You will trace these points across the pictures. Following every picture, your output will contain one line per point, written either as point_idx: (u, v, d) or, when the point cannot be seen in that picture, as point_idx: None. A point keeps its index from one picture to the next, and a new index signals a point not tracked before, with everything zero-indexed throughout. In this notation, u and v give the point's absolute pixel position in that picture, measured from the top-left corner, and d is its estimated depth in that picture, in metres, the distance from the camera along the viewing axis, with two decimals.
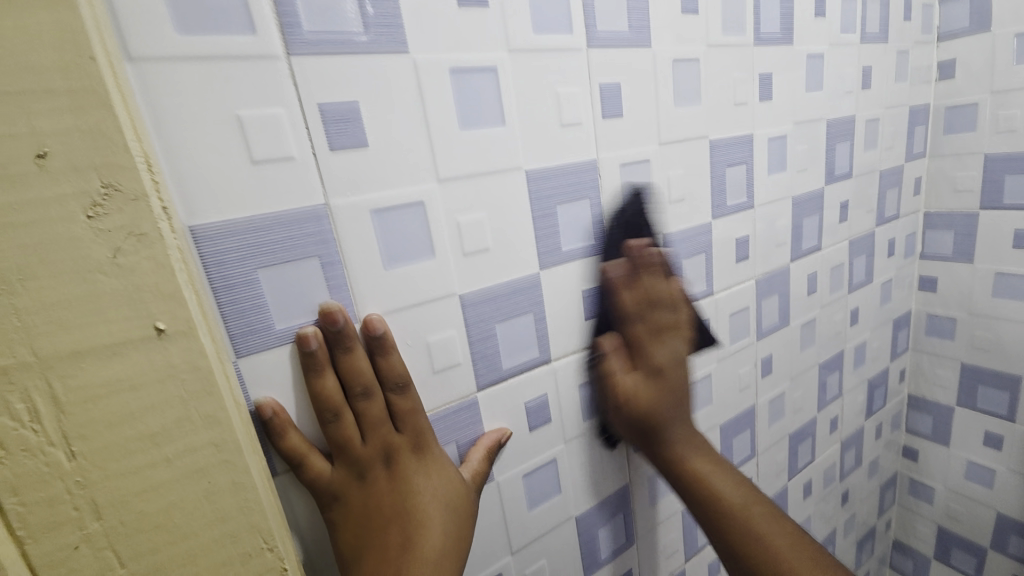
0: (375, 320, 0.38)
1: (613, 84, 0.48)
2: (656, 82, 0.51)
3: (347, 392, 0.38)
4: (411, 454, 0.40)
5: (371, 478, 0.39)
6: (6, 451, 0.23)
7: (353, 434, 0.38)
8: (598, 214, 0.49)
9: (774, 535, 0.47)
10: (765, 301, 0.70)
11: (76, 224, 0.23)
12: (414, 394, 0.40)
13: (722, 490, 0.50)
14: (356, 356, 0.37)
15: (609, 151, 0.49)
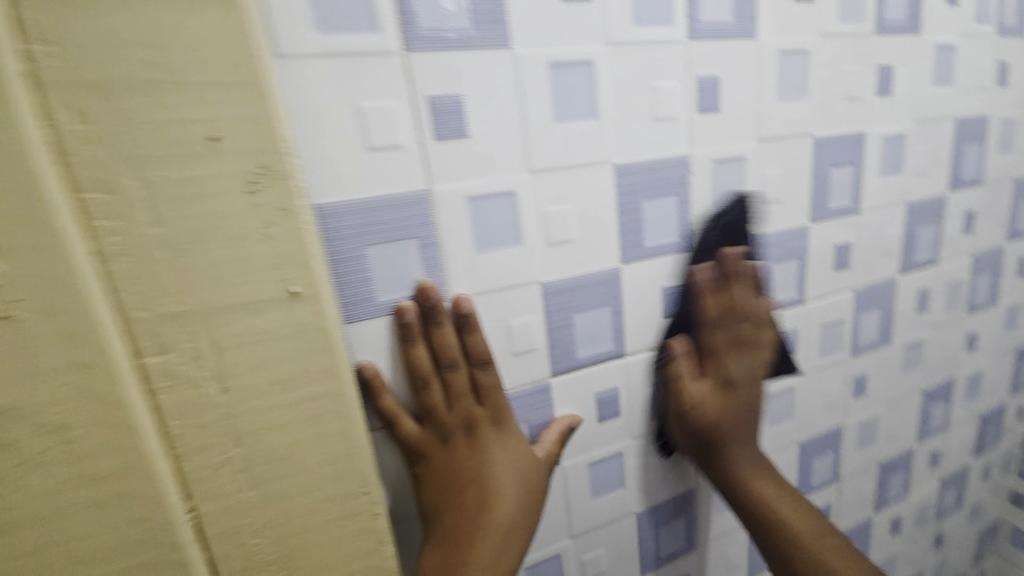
0: (464, 299, 0.40)
1: (711, 78, 0.46)
2: (759, 75, 0.49)
3: (436, 362, 0.41)
4: (490, 426, 0.42)
5: (454, 442, 0.42)
6: (176, 379, 0.28)
7: (439, 403, 0.41)
8: (686, 211, 0.48)
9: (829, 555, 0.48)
10: (864, 315, 0.64)
11: (238, 197, 0.27)
12: (496, 369, 0.42)
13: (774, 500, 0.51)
14: (445, 331, 0.40)
15: (702, 147, 0.47)
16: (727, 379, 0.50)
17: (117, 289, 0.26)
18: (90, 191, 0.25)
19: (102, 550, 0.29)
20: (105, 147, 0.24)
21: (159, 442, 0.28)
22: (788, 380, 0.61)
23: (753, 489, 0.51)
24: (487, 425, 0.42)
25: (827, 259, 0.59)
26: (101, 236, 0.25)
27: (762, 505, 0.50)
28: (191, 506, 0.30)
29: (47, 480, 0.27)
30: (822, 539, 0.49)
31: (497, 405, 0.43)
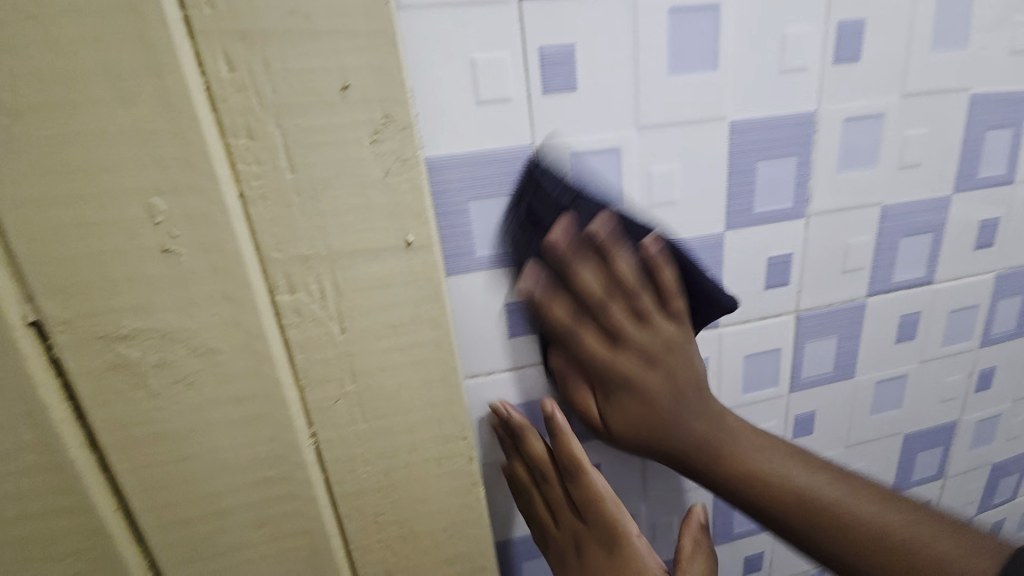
0: (544, 404, 0.40)
1: (855, 20, 0.40)
2: (913, 17, 0.42)
3: (534, 476, 0.43)
4: (602, 551, 0.39)
5: (568, 560, 0.41)
6: (304, 317, 0.30)
7: (547, 518, 0.42)
8: (805, 175, 0.43)
9: (820, 488, 0.37)
10: (1003, 303, 0.56)
11: (363, 146, 0.28)
12: (590, 482, 0.39)
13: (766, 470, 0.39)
14: (533, 440, 0.41)
15: (833, 103, 0.42)
16: (643, 339, 0.39)
17: (257, 230, 0.28)
18: (236, 137, 0.26)
19: (241, 461, 0.31)
20: (251, 94, 0.26)
21: (288, 372, 0.31)
22: (900, 368, 0.55)
23: (743, 474, 0.39)
24: (596, 542, 0.40)
25: (968, 236, 0.51)
26: (245, 179, 0.27)
27: (759, 478, 0.38)
28: (313, 432, 0.33)
29: (202, 395, 0.29)
30: (841, 483, 0.38)
31: (607, 529, 0.39)
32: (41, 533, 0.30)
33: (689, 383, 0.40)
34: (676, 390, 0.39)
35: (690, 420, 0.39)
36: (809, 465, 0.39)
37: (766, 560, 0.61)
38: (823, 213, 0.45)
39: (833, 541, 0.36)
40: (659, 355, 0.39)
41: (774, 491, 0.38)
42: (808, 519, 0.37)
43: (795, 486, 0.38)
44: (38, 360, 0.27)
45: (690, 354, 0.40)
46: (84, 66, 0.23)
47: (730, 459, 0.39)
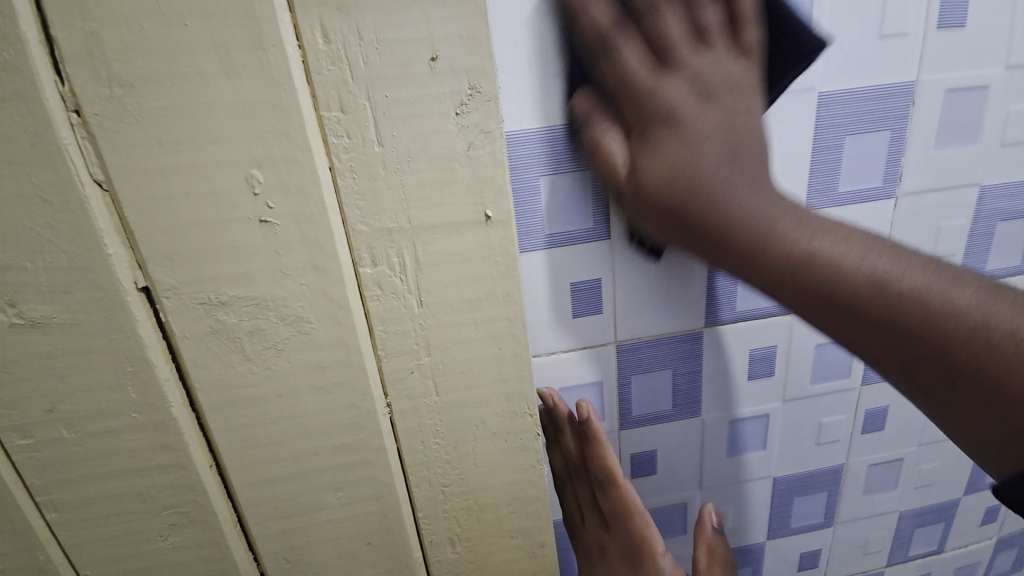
0: (583, 406, 0.42)
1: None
2: None
3: (569, 472, 0.45)
4: (624, 559, 0.42)
5: (592, 561, 0.44)
6: (384, 289, 0.31)
7: (575, 513, 0.45)
8: (897, 152, 0.40)
9: (909, 279, 0.26)
10: None
11: (448, 119, 0.28)
12: (620, 496, 0.41)
13: (831, 270, 0.27)
14: (568, 438, 0.44)
15: (933, 73, 0.39)
16: (670, 80, 0.30)
17: (344, 203, 0.29)
18: (329, 110, 0.27)
19: (322, 426, 0.32)
20: (345, 68, 0.26)
21: (367, 342, 0.32)
22: None
23: (791, 249, 0.28)
24: (621, 553, 0.42)
25: None
26: (335, 152, 0.28)
27: (812, 288, 0.27)
28: (388, 402, 0.33)
29: (289, 361, 0.30)
30: (930, 278, 0.26)
31: (629, 537, 0.42)
32: (143, 484, 0.32)
33: (710, 131, 0.30)
34: (683, 143, 0.30)
35: (705, 219, 0.29)
36: (863, 253, 0.27)
37: (824, 557, 0.59)
38: (914, 194, 0.42)
39: (934, 398, 0.26)
40: (677, 103, 0.30)
41: (850, 288, 0.26)
42: (893, 308, 0.26)
43: (861, 267, 0.26)
44: (146, 322, 0.28)
45: (747, 105, 0.31)
46: (195, 40, 0.24)
47: (782, 237, 0.28)
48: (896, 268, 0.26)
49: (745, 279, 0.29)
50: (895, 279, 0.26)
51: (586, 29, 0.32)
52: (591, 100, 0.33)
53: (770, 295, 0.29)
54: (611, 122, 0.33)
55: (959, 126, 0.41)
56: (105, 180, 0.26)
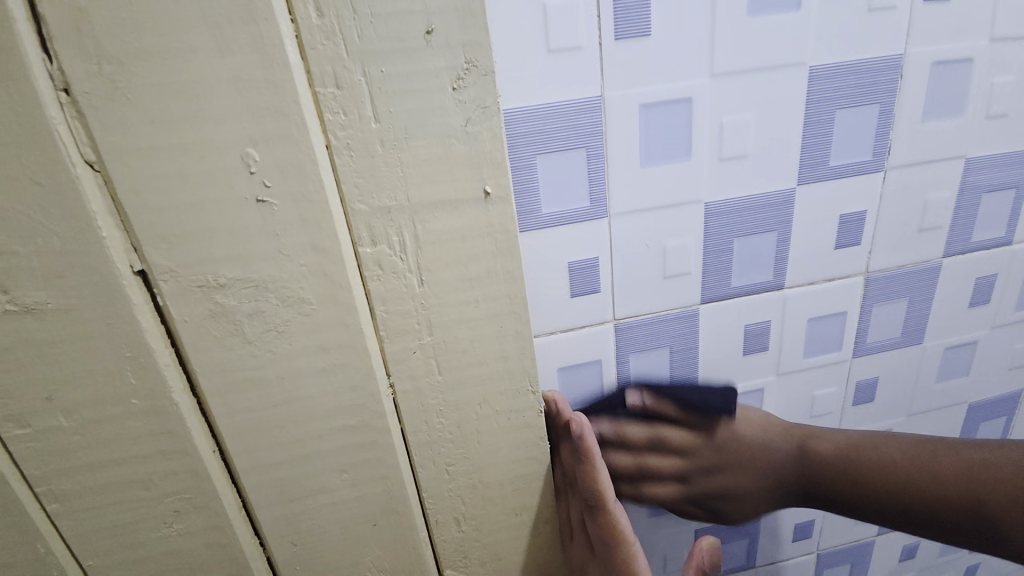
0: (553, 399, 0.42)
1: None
2: None
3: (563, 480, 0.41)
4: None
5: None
6: (384, 269, 0.31)
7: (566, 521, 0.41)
8: (886, 125, 0.41)
9: (915, 452, 0.40)
10: None
11: (445, 94, 0.28)
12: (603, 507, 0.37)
13: (850, 440, 0.43)
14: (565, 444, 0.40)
15: (921, 46, 0.39)
16: (675, 437, 0.46)
17: (342, 181, 0.28)
18: (324, 86, 0.27)
19: (325, 409, 0.32)
20: (339, 41, 0.26)
21: (368, 323, 0.31)
22: (972, 333, 0.53)
23: (821, 454, 0.43)
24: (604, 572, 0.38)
25: None
26: (331, 129, 0.27)
27: (846, 463, 0.42)
28: (391, 383, 0.33)
29: (290, 343, 0.30)
30: (928, 443, 0.40)
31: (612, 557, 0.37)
32: (145, 471, 0.32)
33: (743, 409, 0.47)
34: (733, 402, 0.46)
35: (749, 431, 0.46)
36: (882, 438, 0.42)
37: (818, 527, 0.61)
38: (903, 166, 0.43)
39: (914, 490, 0.39)
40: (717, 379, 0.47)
41: (841, 470, 0.42)
42: (894, 491, 0.40)
43: (873, 458, 0.41)
44: (143, 306, 0.28)
45: (733, 432, 0.46)
46: (187, 13, 0.24)
47: (812, 444, 0.44)
48: (908, 449, 0.40)
49: (806, 465, 0.44)
50: (909, 472, 0.39)
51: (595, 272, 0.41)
52: (631, 418, 0.46)
53: (812, 491, 0.44)
54: (664, 432, 0.46)
55: (945, 99, 0.41)
56: (97, 160, 0.25)
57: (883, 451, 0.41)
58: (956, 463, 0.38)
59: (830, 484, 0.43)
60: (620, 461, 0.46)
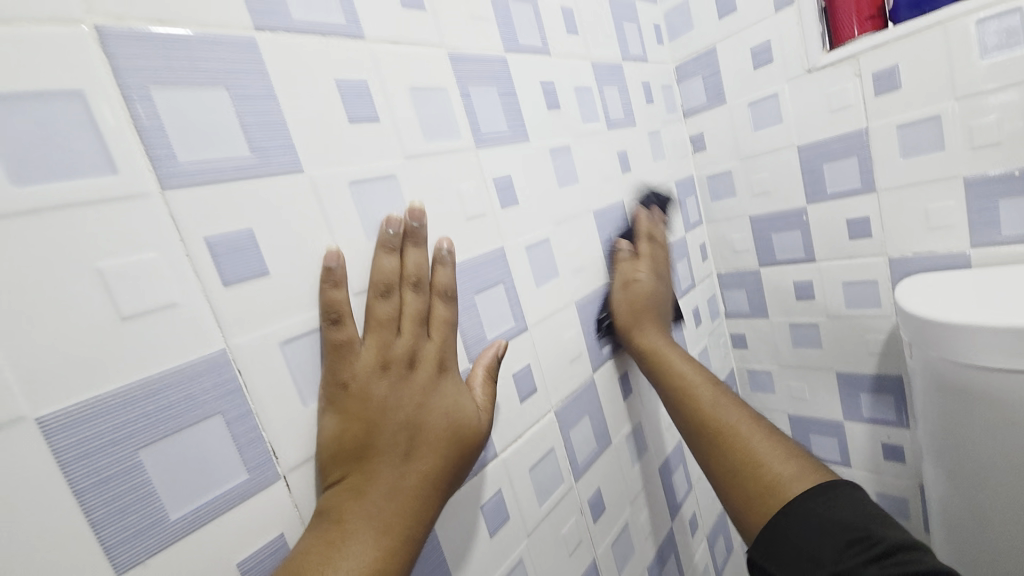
0: None
1: (236, 231, 0.30)
2: (321, 211, 0.34)
3: None
4: None
5: None
6: None
7: None
8: (250, 430, 0.30)
9: (730, 413, 0.51)
10: (574, 431, 0.55)
11: None
12: None
13: (693, 377, 0.55)
14: None
15: (248, 333, 0.30)
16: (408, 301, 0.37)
17: None
18: None
19: None
20: None
21: None
22: (512, 553, 0.47)
23: (677, 386, 0.55)
24: None
25: (509, 393, 0.48)
26: None
27: (687, 388, 0.54)
28: None
29: None
30: (733, 407, 0.52)
31: None
32: None
33: (654, 310, 0.61)
34: (449, 434, 0.37)
35: (670, 342, 0.59)
36: (720, 391, 0.54)
37: None
38: (307, 461, 0.33)
39: (718, 428, 0.50)
40: (414, 361, 0.36)
41: (679, 383, 0.55)
42: (698, 423, 0.52)
43: (711, 405, 0.52)
44: None
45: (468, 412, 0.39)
46: None
47: (673, 369, 0.56)
48: (741, 419, 0.50)
49: (681, 374, 0.55)
50: (706, 416, 0.52)
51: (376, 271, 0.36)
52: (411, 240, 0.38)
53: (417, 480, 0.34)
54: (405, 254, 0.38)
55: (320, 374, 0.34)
56: None
57: (680, 368, 0.56)
58: (734, 410, 0.51)
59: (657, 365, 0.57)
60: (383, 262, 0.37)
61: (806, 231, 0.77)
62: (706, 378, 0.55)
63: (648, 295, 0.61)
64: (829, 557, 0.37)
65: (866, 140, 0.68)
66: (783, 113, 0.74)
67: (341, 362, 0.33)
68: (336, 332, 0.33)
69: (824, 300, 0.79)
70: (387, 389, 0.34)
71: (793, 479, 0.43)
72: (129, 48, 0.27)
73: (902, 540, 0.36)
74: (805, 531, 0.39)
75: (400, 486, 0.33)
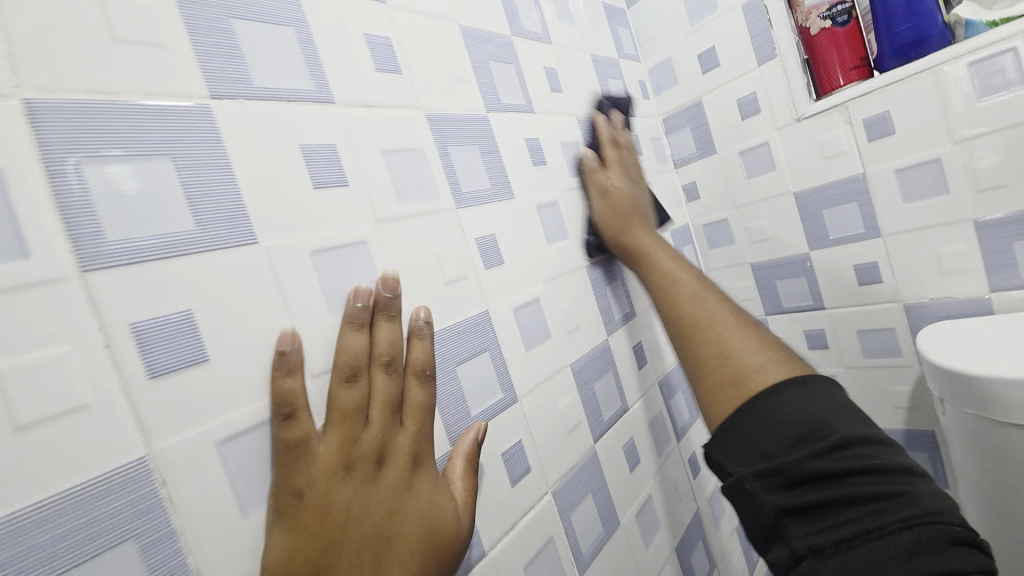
0: None
1: (170, 315, 0.27)
2: (276, 286, 0.31)
3: None
4: None
5: None
6: None
7: None
8: (171, 556, 0.25)
9: (721, 317, 0.46)
10: (575, 514, 0.49)
11: None
12: None
13: (681, 277, 0.51)
14: None
15: (177, 434, 0.26)
16: (378, 387, 0.33)
17: None
18: None
19: None
20: None
21: None
22: None
23: (660, 282, 0.52)
24: None
25: (496, 477, 0.42)
26: None
27: (676, 293, 0.50)
28: None
29: None
30: (709, 307, 0.47)
31: None
32: None
33: (631, 216, 0.58)
34: (424, 543, 0.31)
35: (662, 246, 0.56)
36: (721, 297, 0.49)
37: None
38: None
39: (688, 335, 0.46)
40: (383, 458, 0.31)
41: (676, 291, 0.50)
42: (665, 310, 0.50)
43: (691, 308, 0.48)
44: None
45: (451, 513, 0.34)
46: None
47: (662, 268, 0.53)
48: (718, 316, 0.46)
49: (665, 279, 0.52)
50: (687, 312, 0.48)
51: (342, 352, 0.32)
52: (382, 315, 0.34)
53: None
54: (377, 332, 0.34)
55: (267, 476, 0.29)
56: None
57: (676, 274, 0.52)
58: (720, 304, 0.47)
59: (648, 254, 0.55)
60: (349, 340, 0.32)
61: (812, 278, 0.74)
62: (698, 278, 0.51)
63: (632, 203, 0.59)
64: (778, 452, 0.34)
65: (865, 184, 0.66)
66: (775, 160, 0.72)
67: (295, 465, 0.28)
68: (288, 431, 0.29)
69: (839, 350, 0.74)
70: (349, 496, 0.29)
71: (772, 366, 0.40)
72: (59, 122, 0.25)
73: (861, 434, 0.33)
74: (761, 425, 0.36)
75: None
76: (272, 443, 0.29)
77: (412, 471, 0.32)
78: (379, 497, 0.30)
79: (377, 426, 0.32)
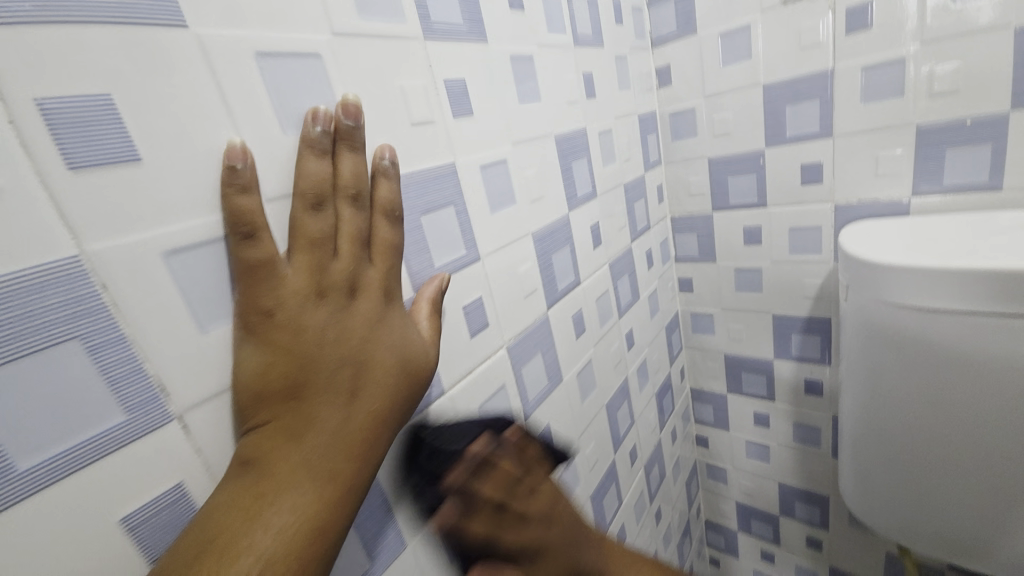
0: None
1: (83, 97, 0.22)
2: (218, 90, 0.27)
3: None
4: None
5: None
6: None
7: None
8: (125, 363, 0.24)
9: None
10: (525, 368, 0.53)
11: None
12: None
13: None
14: None
15: (115, 237, 0.23)
16: (346, 219, 0.30)
17: None
18: None
19: None
20: None
21: None
22: None
23: None
24: None
25: (456, 327, 0.43)
26: None
27: None
28: None
29: None
30: None
31: None
32: None
33: None
34: (397, 369, 0.32)
35: None
36: None
37: None
38: (212, 395, 0.27)
39: None
40: (356, 289, 0.30)
41: None
42: None
43: None
44: None
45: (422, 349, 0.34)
46: None
47: None
48: None
49: None
50: None
51: (304, 177, 0.29)
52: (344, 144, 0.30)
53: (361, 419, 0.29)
54: (341, 160, 0.30)
55: (224, 294, 0.27)
56: None
57: None
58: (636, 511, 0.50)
59: None
60: (310, 167, 0.29)
61: (761, 175, 0.77)
62: None
63: None
64: None
65: (830, 81, 0.67)
66: (753, 47, 0.70)
67: (262, 285, 0.27)
68: (252, 250, 0.27)
69: (770, 245, 0.80)
70: (325, 319, 0.28)
71: None
72: None
73: None
74: None
75: (338, 428, 0.28)
76: (232, 262, 0.27)
77: (384, 306, 0.32)
78: (355, 324, 0.30)
79: (347, 257, 0.30)
